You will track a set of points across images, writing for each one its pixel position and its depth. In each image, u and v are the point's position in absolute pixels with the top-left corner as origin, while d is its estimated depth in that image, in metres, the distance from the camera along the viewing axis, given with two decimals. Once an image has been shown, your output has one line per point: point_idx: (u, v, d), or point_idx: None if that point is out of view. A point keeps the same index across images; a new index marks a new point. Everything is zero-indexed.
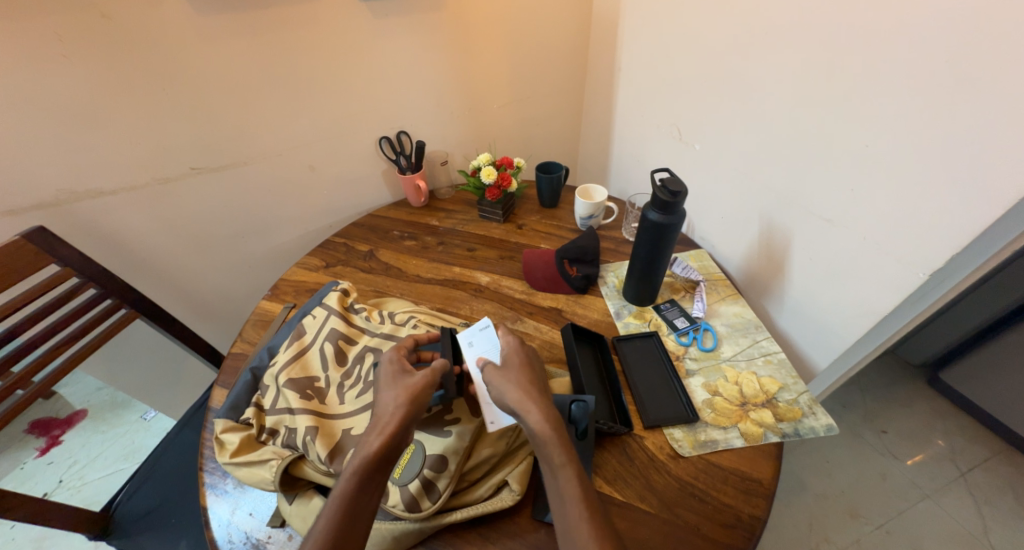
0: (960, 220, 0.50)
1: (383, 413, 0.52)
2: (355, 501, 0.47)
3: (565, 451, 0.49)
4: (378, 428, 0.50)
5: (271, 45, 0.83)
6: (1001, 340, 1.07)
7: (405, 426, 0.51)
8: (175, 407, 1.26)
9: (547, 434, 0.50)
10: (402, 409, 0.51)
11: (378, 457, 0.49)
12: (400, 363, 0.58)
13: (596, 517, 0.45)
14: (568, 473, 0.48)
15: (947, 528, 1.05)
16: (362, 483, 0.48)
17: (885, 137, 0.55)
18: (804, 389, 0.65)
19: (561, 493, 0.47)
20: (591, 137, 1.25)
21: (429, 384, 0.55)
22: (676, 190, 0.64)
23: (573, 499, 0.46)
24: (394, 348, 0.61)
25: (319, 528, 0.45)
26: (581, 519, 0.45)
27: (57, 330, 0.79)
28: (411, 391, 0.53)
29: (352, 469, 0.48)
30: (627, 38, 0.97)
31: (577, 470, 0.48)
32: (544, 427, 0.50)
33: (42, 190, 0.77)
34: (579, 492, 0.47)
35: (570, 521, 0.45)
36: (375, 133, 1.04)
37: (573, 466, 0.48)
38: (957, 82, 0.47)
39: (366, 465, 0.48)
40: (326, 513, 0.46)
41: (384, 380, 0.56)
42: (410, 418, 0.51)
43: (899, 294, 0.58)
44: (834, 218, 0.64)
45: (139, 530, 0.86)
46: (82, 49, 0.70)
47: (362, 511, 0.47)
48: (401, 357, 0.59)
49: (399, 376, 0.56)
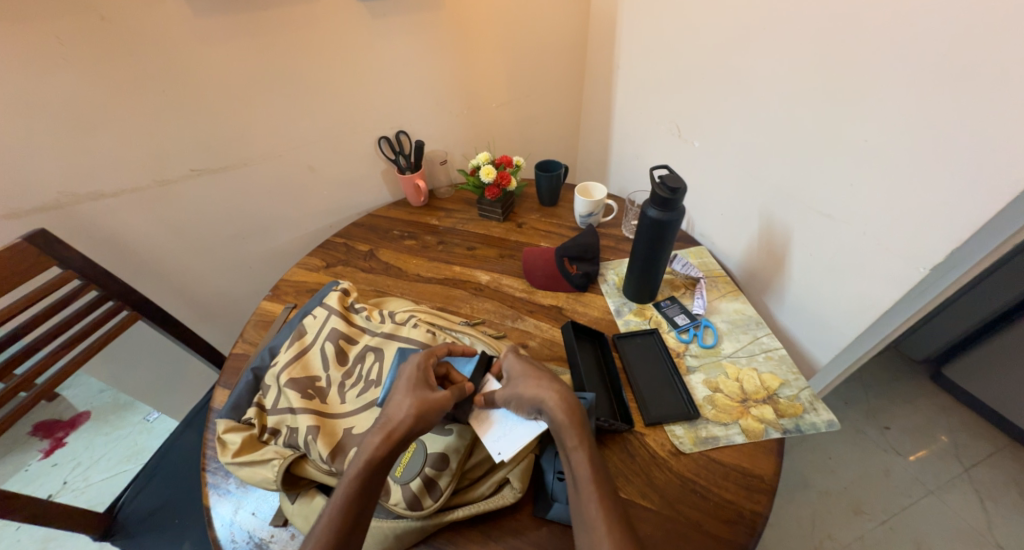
0: (962, 212, 0.50)
1: (391, 418, 0.53)
2: (356, 500, 0.48)
3: (578, 434, 0.51)
4: (382, 430, 0.52)
5: (270, 45, 0.83)
6: (1004, 334, 1.06)
7: (410, 434, 0.52)
8: (178, 409, 1.26)
9: (562, 417, 0.52)
10: (410, 421, 0.53)
11: (380, 461, 0.50)
12: (423, 374, 0.58)
13: (604, 492, 0.48)
14: (581, 456, 0.50)
15: (951, 525, 1.05)
16: (365, 483, 0.49)
17: (885, 129, 0.55)
18: (805, 385, 0.65)
19: (576, 474, 0.49)
20: (590, 135, 1.25)
21: (445, 402, 0.55)
22: (675, 187, 0.63)
23: (586, 481, 0.49)
24: (423, 354, 0.60)
25: (319, 527, 0.46)
26: (592, 498, 0.47)
27: (60, 332, 0.79)
28: (421, 402, 0.54)
29: (354, 470, 0.49)
30: (625, 36, 0.96)
31: (589, 452, 0.51)
32: (559, 411, 0.53)
33: (44, 193, 0.78)
34: (591, 472, 0.49)
35: (581, 498, 0.48)
36: (374, 133, 1.04)
37: (586, 449, 0.51)
38: (959, 71, 0.47)
39: (369, 465, 0.49)
40: (327, 510, 0.47)
41: (405, 386, 0.56)
42: (416, 431, 0.53)
43: (899, 289, 0.58)
44: (834, 213, 0.64)
45: (142, 531, 0.86)
46: (82, 52, 0.70)
47: (362, 510, 0.48)
48: (427, 366, 0.59)
49: (418, 385, 0.56)
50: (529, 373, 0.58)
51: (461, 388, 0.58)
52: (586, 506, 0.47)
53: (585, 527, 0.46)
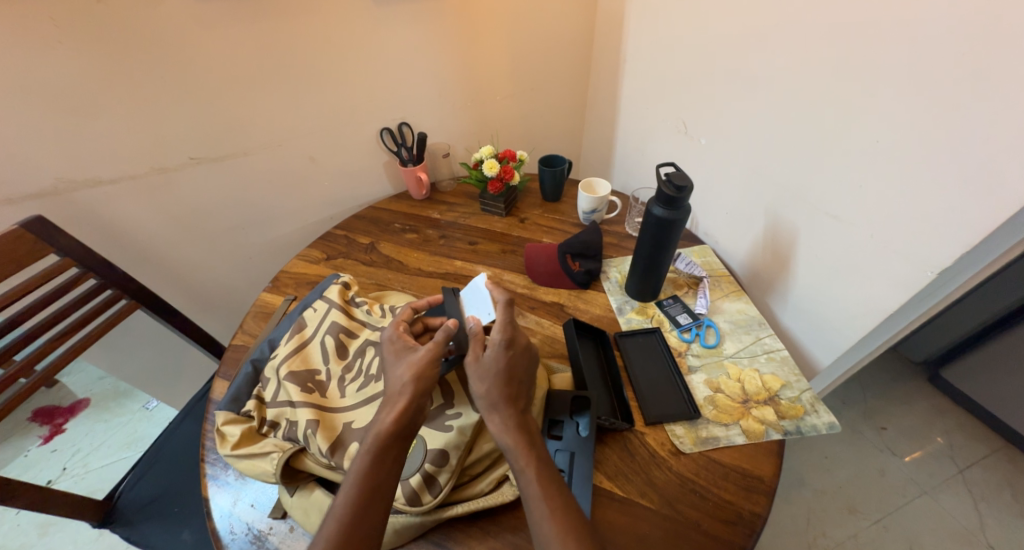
0: (972, 218, 0.49)
1: (391, 392, 0.52)
2: (374, 477, 0.47)
3: (525, 454, 0.48)
4: (391, 404, 0.51)
5: (270, 34, 0.82)
6: (1004, 339, 1.06)
7: (417, 400, 0.51)
8: (177, 398, 1.26)
9: (508, 439, 0.49)
10: (409, 386, 0.52)
11: (391, 433, 0.49)
12: (401, 341, 0.58)
13: (556, 510, 0.45)
14: (529, 476, 0.47)
15: (945, 525, 1.05)
16: (379, 458, 0.48)
17: (896, 132, 0.54)
18: (806, 387, 0.65)
19: (525, 496, 0.47)
20: (595, 130, 1.24)
21: (432, 356, 0.54)
22: (681, 185, 0.63)
23: (534, 499, 0.46)
24: (393, 324, 0.60)
25: (339, 506, 0.45)
26: (545, 517, 0.45)
27: (58, 320, 0.79)
28: (414, 367, 0.53)
29: (365, 449, 0.48)
30: (632, 32, 0.95)
31: (539, 470, 0.47)
32: (505, 433, 0.50)
33: (41, 179, 0.77)
34: (540, 492, 0.46)
35: (532, 517, 0.45)
36: (376, 125, 1.03)
37: (536, 469, 0.47)
38: (970, 76, 0.46)
39: (378, 441, 0.48)
40: (344, 493, 0.46)
41: (390, 358, 0.56)
42: (419, 394, 0.51)
43: (906, 293, 0.58)
44: (841, 215, 0.63)
45: (140, 518, 0.87)
46: (79, 37, 0.69)
47: (381, 485, 0.46)
48: (402, 334, 0.59)
49: (403, 353, 0.56)
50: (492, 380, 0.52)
51: (446, 325, 0.58)
52: (539, 528, 0.44)
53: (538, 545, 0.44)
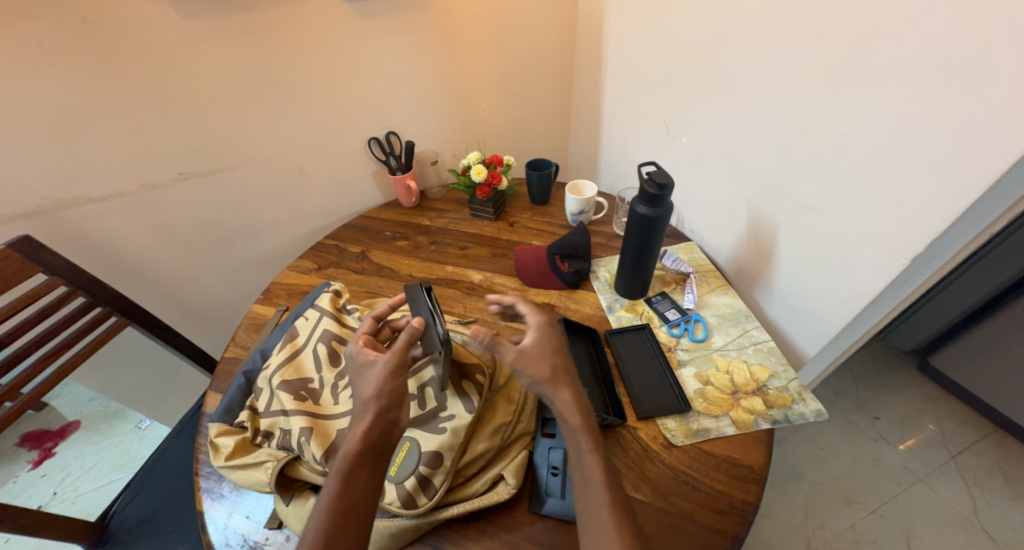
0: (943, 203, 0.51)
1: (357, 412, 0.50)
2: (346, 496, 0.46)
3: (591, 436, 0.51)
4: (356, 422, 0.50)
5: (257, 47, 0.83)
6: (989, 323, 1.08)
7: (384, 416, 0.50)
8: (168, 417, 1.24)
9: (575, 418, 0.52)
10: (372, 402, 0.50)
11: (360, 451, 0.48)
12: (362, 356, 0.56)
13: (615, 492, 0.48)
14: (593, 459, 0.49)
15: (939, 511, 1.07)
16: (350, 477, 0.47)
17: (870, 120, 0.55)
18: (793, 376, 0.66)
19: (584, 478, 0.49)
20: (580, 133, 1.26)
21: (393, 366, 0.53)
22: (663, 182, 0.65)
23: (596, 481, 0.48)
24: (354, 340, 0.59)
25: (311, 530, 0.45)
26: (603, 502, 0.47)
27: (45, 340, 0.78)
28: (379, 384, 0.51)
29: (335, 470, 0.47)
30: (612, 38, 0.98)
31: (600, 455, 0.50)
32: (574, 414, 0.52)
33: (28, 199, 0.77)
34: (601, 475, 0.49)
35: (588, 501, 0.48)
36: (364, 134, 1.04)
37: (598, 452, 0.50)
38: (932, 67, 0.48)
39: (346, 462, 0.47)
40: (317, 513, 0.45)
41: (354, 375, 0.55)
42: (385, 409, 0.50)
43: (884, 280, 0.59)
44: (820, 208, 0.65)
45: (135, 538, 0.86)
46: (65, 56, 0.69)
47: (353, 505, 0.46)
48: (363, 349, 0.57)
49: (364, 368, 0.55)
50: (547, 353, 0.57)
51: (408, 327, 0.56)
52: (596, 509, 0.47)
53: (594, 525, 0.46)
